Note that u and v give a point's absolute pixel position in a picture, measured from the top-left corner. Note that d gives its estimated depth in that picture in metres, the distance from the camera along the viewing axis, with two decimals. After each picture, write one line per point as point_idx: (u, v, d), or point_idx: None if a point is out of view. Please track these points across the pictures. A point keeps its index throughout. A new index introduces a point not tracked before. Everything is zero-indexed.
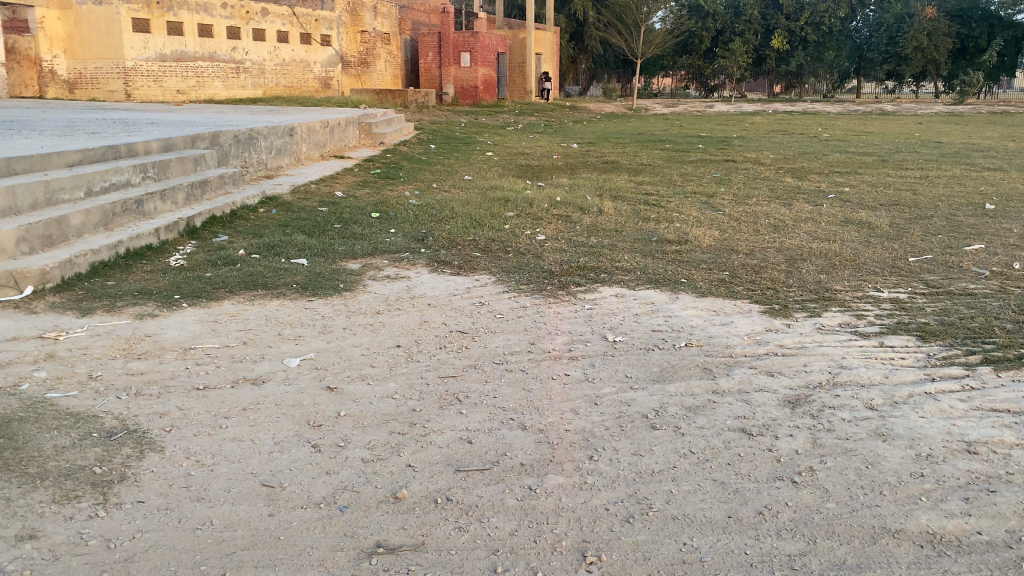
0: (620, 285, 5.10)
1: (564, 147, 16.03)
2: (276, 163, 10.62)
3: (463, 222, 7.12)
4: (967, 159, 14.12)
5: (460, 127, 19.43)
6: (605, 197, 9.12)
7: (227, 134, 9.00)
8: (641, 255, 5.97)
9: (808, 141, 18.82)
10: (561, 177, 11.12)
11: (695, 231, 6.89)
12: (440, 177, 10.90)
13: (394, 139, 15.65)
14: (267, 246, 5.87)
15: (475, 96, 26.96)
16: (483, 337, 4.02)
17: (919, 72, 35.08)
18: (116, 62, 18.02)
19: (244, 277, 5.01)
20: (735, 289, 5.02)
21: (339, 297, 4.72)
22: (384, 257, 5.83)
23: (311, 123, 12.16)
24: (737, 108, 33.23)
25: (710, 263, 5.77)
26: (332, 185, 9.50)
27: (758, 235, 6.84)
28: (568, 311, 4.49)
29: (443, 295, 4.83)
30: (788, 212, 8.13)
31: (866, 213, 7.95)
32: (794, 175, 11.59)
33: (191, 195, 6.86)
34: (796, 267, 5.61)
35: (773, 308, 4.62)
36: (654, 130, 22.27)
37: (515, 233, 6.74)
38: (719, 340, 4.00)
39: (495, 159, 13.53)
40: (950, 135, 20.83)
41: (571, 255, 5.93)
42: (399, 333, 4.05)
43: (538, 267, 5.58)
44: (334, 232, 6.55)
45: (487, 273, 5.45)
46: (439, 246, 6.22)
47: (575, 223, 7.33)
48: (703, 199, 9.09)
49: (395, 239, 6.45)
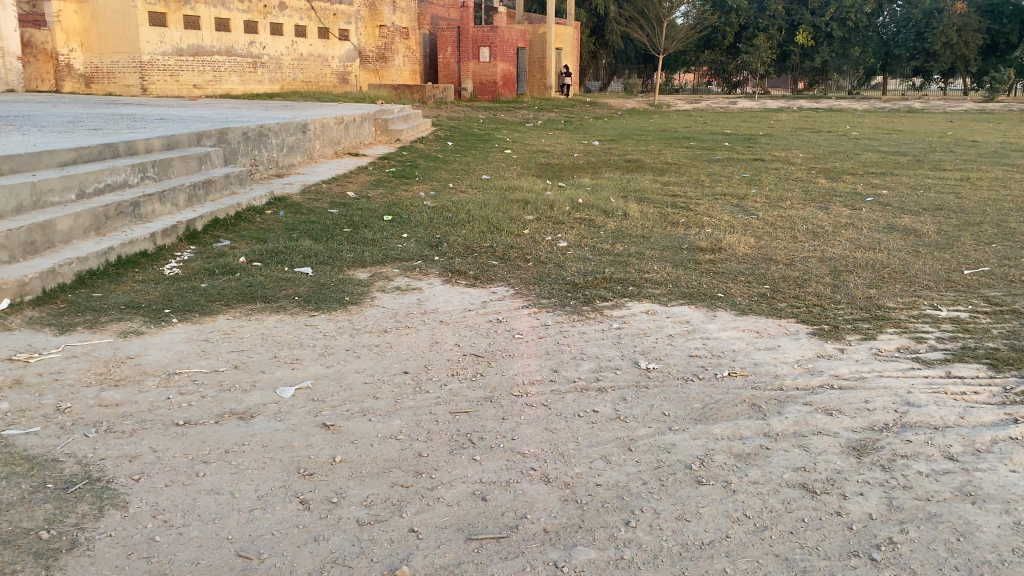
0: (651, 300, 4.67)
1: (584, 145, 15.60)
2: (288, 161, 10.25)
3: (480, 227, 6.72)
4: (1006, 160, 13.55)
5: (478, 123, 19.03)
6: (630, 198, 8.69)
7: (236, 131, 8.64)
8: (671, 264, 5.54)
9: (837, 139, 18.28)
10: (583, 176, 10.70)
11: (728, 238, 6.45)
12: (457, 176, 10.49)
13: (411, 136, 15.25)
14: (270, 253, 5.49)
15: (494, 92, 26.55)
16: (500, 362, 3.60)
17: (947, 68, 34.30)
18: (132, 56, 17.75)
19: (242, 288, 4.63)
20: (777, 306, 4.59)
21: (344, 313, 4.33)
22: (395, 265, 5.44)
23: (325, 120, 11.79)
24: (760, 105, 32.65)
25: (747, 274, 5.34)
26: (345, 185, 9.12)
27: (797, 242, 6.38)
28: (595, 331, 4.07)
29: (458, 311, 4.43)
30: (825, 216, 7.68)
31: (910, 219, 7.47)
32: (826, 176, 11.10)
33: (193, 197, 6.50)
34: (841, 280, 5.17)
35: (821, 330, 4.17)
36: (677, 127, 21.76)
37: (536, 239, 6.34)
38: (765, 369, 3.56)
39: (514, 157, 13.13)
40: (984, 134, 20.23)
41: (597, 264, 5.52)
42: (407, 357, 3.65)
43: (561, 277, 5.17)
44: (343, 237, 6.16)
45: (506, 284, 5.04)
46: (455, 253, 5.82)
47: (599, 227, 6.92)
48: (734, 201, 8.64)
49: (408, 244, 6.07)
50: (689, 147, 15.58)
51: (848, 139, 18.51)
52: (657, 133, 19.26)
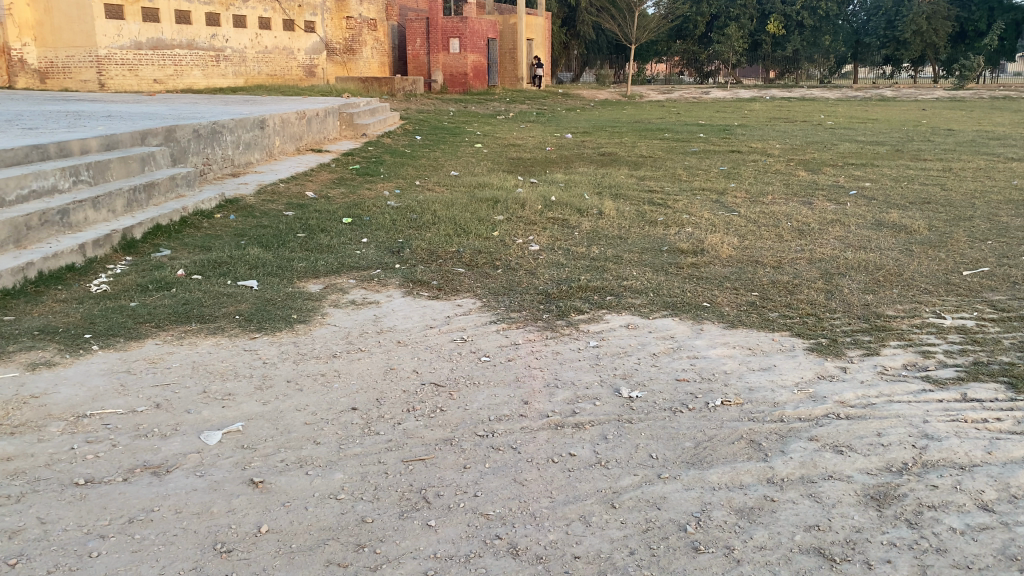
0: (632, 312, 4.26)
1: (557, 138, 15.17)
2: (245, 159, 9.70)
3: (446, 229, 6.28)
4: (985, 149, 13.29)
5: (449, 117, 18.54)
6: (606, 195, 8.28)
7: (186, 128, 8.11)
8: (650, 269, 5.14)
9: (811, 128, 18.03)
10: (556, 171, 10.28)
11: (710, 238, 6.05)
12: (424, 173, 10.02)
13: (378, 130, 14.71)
14: (213, 264, 5.00)
15: (464, 84, 26.05)
16: (464, 393, 3.17)
17: (917, 57, 34.29)
18: (88, 51, 17.03)
19: (176, 307, 4.15)
20: (768, 317, 4.19)
21: (291, 335, 3.88)
22: (352, 275, 4.98)
23: (285, 115, 11.23)
24: (732, 94, 32.43)
25: (733, 278, 4.95)
26: (304, 185, 8.62)
27: (784, 242, 6.01)
28: (570, 352, 3.65)
29: (417, 329, 3.98)
30: (810, 212, 7.33)
31: (898, 214, 7.12)
32: (806, 168, 10.75)
33: (133, 201, 5.99)
34: (835, 285, 4.79)
35: (819, 345, 3.78)
36: (651, 118, 21.40)
37: (506, 243, 5.90)
38: (761, 397, 3.16)
39: (483, 151, 12.67)
40: (959, 122, 20.11)
41: (572, 270, 5.09)
42: (357, 388, 3.21)
43: (533, 286, 4.73)
44: (296, 243, 5.68)
45: (472, 295, 4.60)
46: (418, 260, 5.37)
47: (572, 228, 6.50)
48: (713, 197, 8.25)
49: (367, 250, 5.61)
50: (664, 139, 15.20)
51: (822, 129, 18.24)
52: (630, 124, 18.89)
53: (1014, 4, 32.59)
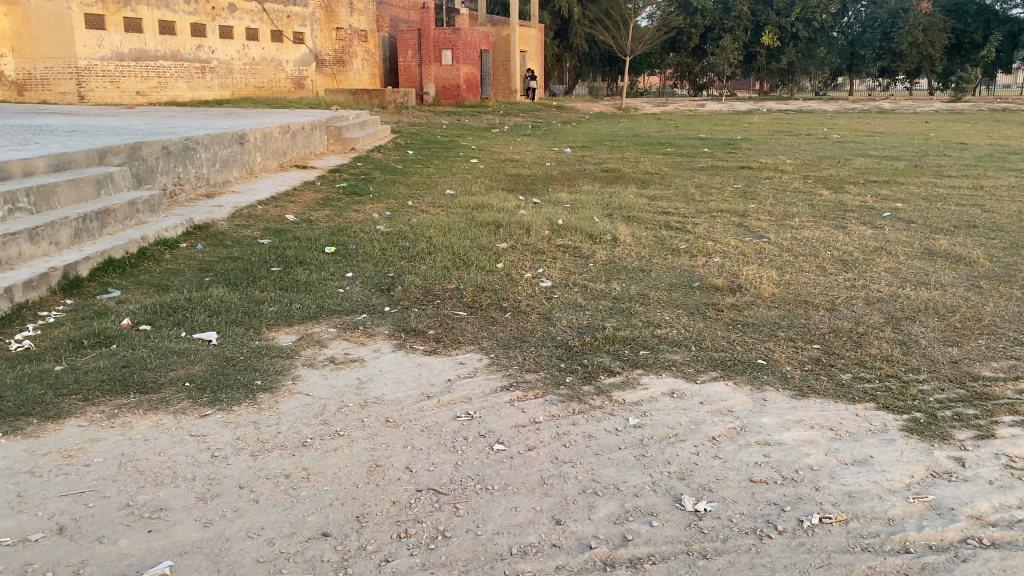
0: (673, 374, 3.49)
1: (556, 152, 14.43)
2: (221, 176, 8.91)
3: (443, 260, 5.51)
4: (1008, 164, 12.62)
5: (442, 130, 17.80)
6: (617, 217, 7.54)
7: (152, 145, 7.32)
8: (685, 313, 4.38)
9: (817, 142, 17.37)
10: (559, 190, 9.52)
11: (746, 271, 5.30)
12: (417, 192, 9.26)
13: (367, 145, 13.93)
14: (168, 309, 4.20)
15: (457, 96, 25.33)
16: (476, 503, 2.40)
17: (914, 68, 33.71)
18: (66, 62, 16.18)
19: (112, 372, 3.35)
20: (841, 380, 3.43)
21: (252, 411, 3.10)
22: (331, 322, 4.19)
23: (267, 128, 10.45)
24: (728, 106, 31.81)
25: (785, 324, 4.19)
26: (285, 206, 7.83)
27: (830, 277, 5.26)
28: (606, 434, 2.88)
29: (410, 400, 3.19)
30: (847, 238, 6.59)
31: (947, 240, 6.38)
32: (825, 186, 10.02)
33: (82, 230, 5.19)
34: (908, 335, 4.03)
35: (917, 422, 3.00)
36: (650, 131, 20.72)
37: (512, 277, 5.13)
38: (870, 509, 2.39)
39: (478, 167, 11.91)
40: (968, 135, 19.47)
41: (592, 315, 4.32)
42: (332, 498, 2.43)
43: (549, 336, 3.96)
44: (269, 280, 4.89)
45: (477, 348, 3.82)
46: (411, 300, 4.58)
47: (585, 258, 5.74)
48: (735, 220, 7.49)
49: (352, 289, 4.82)
50: (668, 154, 14.46)
51: (828, 142, 17.54)
52: (629, 138, 18.18)
53: (1011, 15, 32.09)
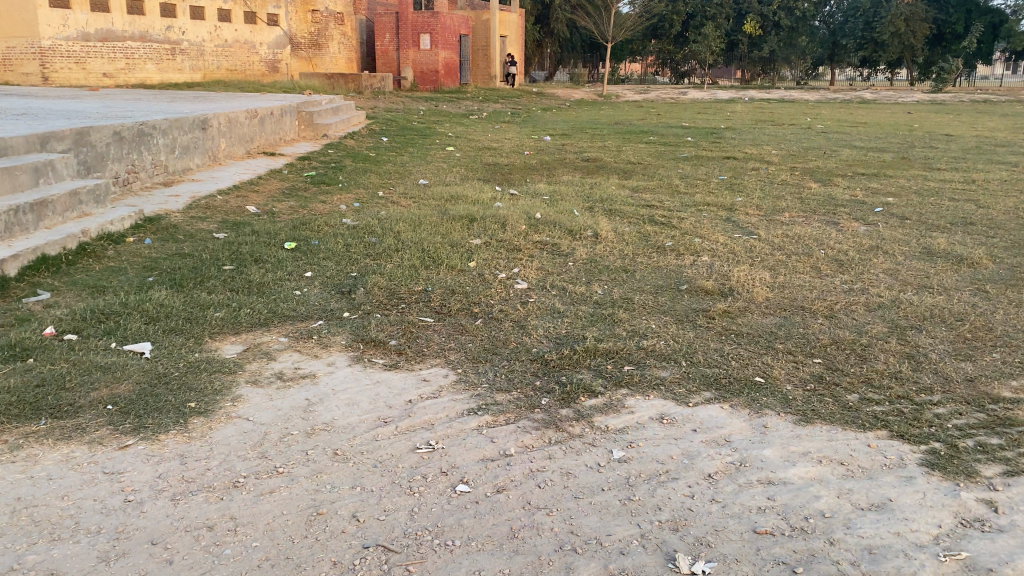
0: (662, 396, 3.12)
1: (536, 140, 14.04)
2: (182, 164, 8.43)
3: (411, 258, 5.11)
4: (997, 157, 12.36)
5: (419, 116, 17.34)
6: (599, 210, 7.17)
7: (103, 130, 6.84)
8: (672, 321, 4.02)
9: (801, 132, 17.09)
10: (538, 180, 9.14)
11: (737, 272, 4.96)
12: (388, 182, 8.83)
13: (340, 131, 13.45)
14: (99, 314, 3.77)
15: (436, 82, 24.78)
16: (432, 566, 2.02)
17: (895, 59, 33.56)
18: (30, 41, 15.43)
19: (23, 392, 2.93)
20: (847, 403, 3.08)
21: (180, 441, 2.69)
22: (282, 330, 3.79)
23: (233, 113, 9.96)
24: (709, 95, 31.46)
25: (782, 335, 3.84)
26: (248, 196, 7.39)
27: (825, 279, 4.92)
28: (587, 472, 2.51)
29: (364, 427, 2.81)
30: (840, 235, 6.26)
31: (945, 239, 6.06)
32: (813, 179, 9.70)
33: (15, 224, 4.73)
34: (917, 347, 3.69)
35: (937, 456, 2.65)
36: (631, 119, 20.37)
37: (486, 278, 4.75)
38: (895, 570, 2.04)
39: (455, 155, 11.49)
40: (953, 126, 19.28)
41: (572, 323, 3.94)
42: (262, 558, 2.04)
43: (524, 348, 3.57)
44: (218, 280, 4.47)
45: (443, 362, 3.43)
46: (373, 304, 4.19)
47: (564, 256, 5.37)
48: (722, 214, 7.15)
49: (310, 291, 4.41)
50: (650, 143, 14.11)
51: (811, 132, 17.26)
52: (610, 126, 17.80)
53: (991, 6, 31.90)
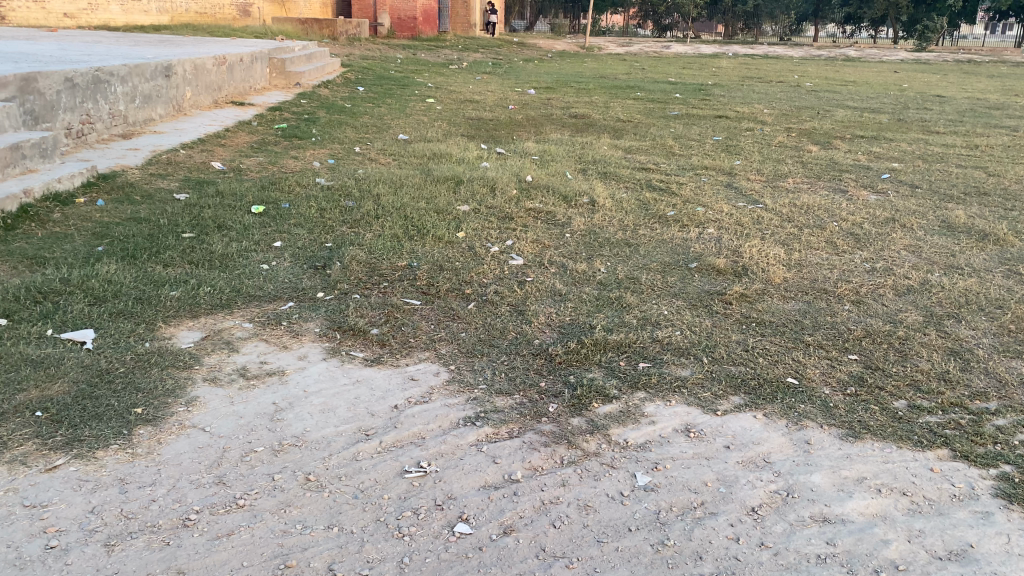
0: (686, 400, 2.72)
1: (520, 94, 13.47)
2: (143, 114, 7.83)
3: (393, 227, 4.65)
4: (993, 120, 12.01)
5: (397, 65, 16.64)
6: (592, 173, 6.72)
7: (53, 76, 6.22)
8: (686, 306, 3.60)
9: (790, 90, 16.62)
10: (525, 138, 8.63)
11: (749, 248, 4.56)
12: (366, 137, 8.29)
13: (314, 80, 12.78)
14: (37, 293, 3.28)
15: (413, 29, 23.57)
16: None
17: (879, 16, 32.94)
18: None
19: None
20: (897, 412, 2.69)
21: (122, 460, 2.25)
22: (247, 314, 3.33)
23: (199, 59, 9.30)
24: (693, 49, 30.80)
25: (809, 324, 3.45)
26: (214, 151, 6.83)
27: (843, 256, 4.53)
28: (609, 505, 2.11)
29: (342, 442, 2.39)
30: (850, 205, 5.86)
31: (962, 211, 5.69)
32: (811, 141, 9.29)
33: None
34: (960, 342, 3.31)
35: (1013, 483, 2.28)
36: (617, 73, 19.76)
37: (476, 251, 4.30)
38: None
39: (435, 109, 10.92)
40: (942, 86, 18.90)
41: (575, 307, 3.52)
42: None
43: (524, 339, 3.15)
44: (177, 251, 3.98)
45: (432, 356, 3.00)
46: (351, 283, 3.73)
47: (560, 226, 4.94)
48: (722, 180, 6.72)
49: (279, 265, 3.93)
50: (637, 99, 13.57)
51: (800, 91, 16.77)
52: (595, 80, 17.20)
53: None
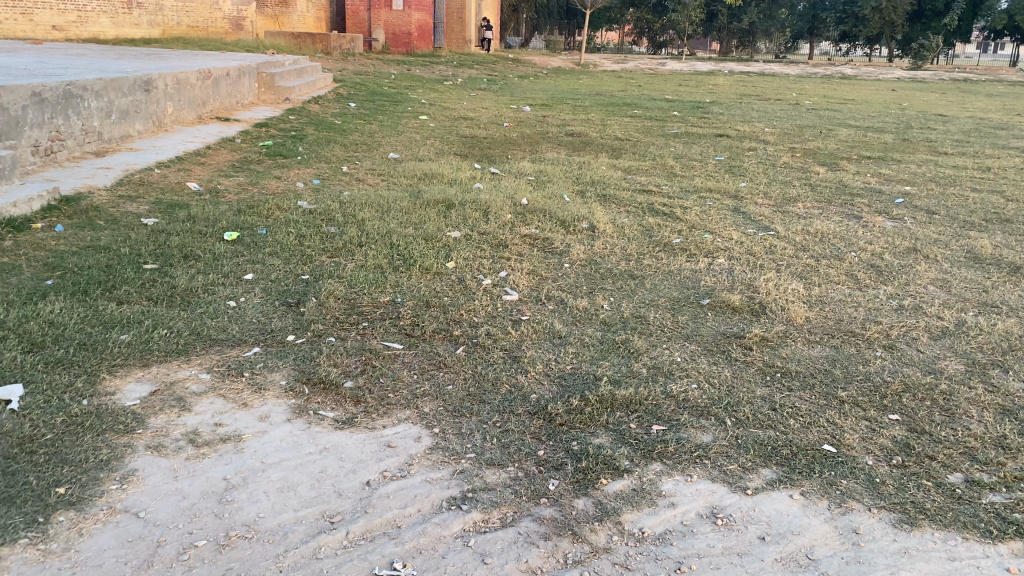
0: (709, 474, 2.33)
1: (515, 110, 13.15)
2: (119, 131, 7.45)
3: (376, 257, 4.26)
4: (1000, 141, 11.71)
5: (390, 80, 16.33)
6: (591, 196, 6.36)
7: (18, 90, 5.84)
8: (701, 353, 3.22)
9: (790, 108, 16.35)
10: (520, 157, 8.28)
11: (764, 282, 4.19)
12: (354, 155, 7.92)
13: (304, 94, 12.43)
14: None
15: (408, 44, 23.27)
16: None
17: (874, 35, 32.77)
18: None
19: None
20: (955, 489, 2.30)
21: (31, 560, 1.85)
22: (205, 362, 2.93)
23: (182, 73, 8.93)
24: (689, 66, 30.60)
25: (840, 374, 3.07)
26: (191, 171, 6.45)
27: (867, 291, 4.16)
28: None
29: (301, 534, 2.00)
30: (867, 232, 5.51)
31: (987, 240, 5.34)
32: (817, 161, 8.97)
33: None
34: (1014, 398, 2.93)
35: None
36: (613, 89, 19.47)
37: (467, 285, 3.92)
38: None
39: (427, 126, 10.57)
40: (942, 105, 18.64)
41: (577, 353, 3.13)
42: None
43: (520, 394, 2.76)
44: (134, 286, 3.58)
45: (415, 416, 2.60)
46: (326, 323, 3.34)
47: (558, 255, 4.56)
48: (728, 203, 6.36)
49: (248, 302, 3.54)
50: (634, 116, 13.24)
51: (800, 109, 16.50)
52: (591, 96, 16.90)
53: None
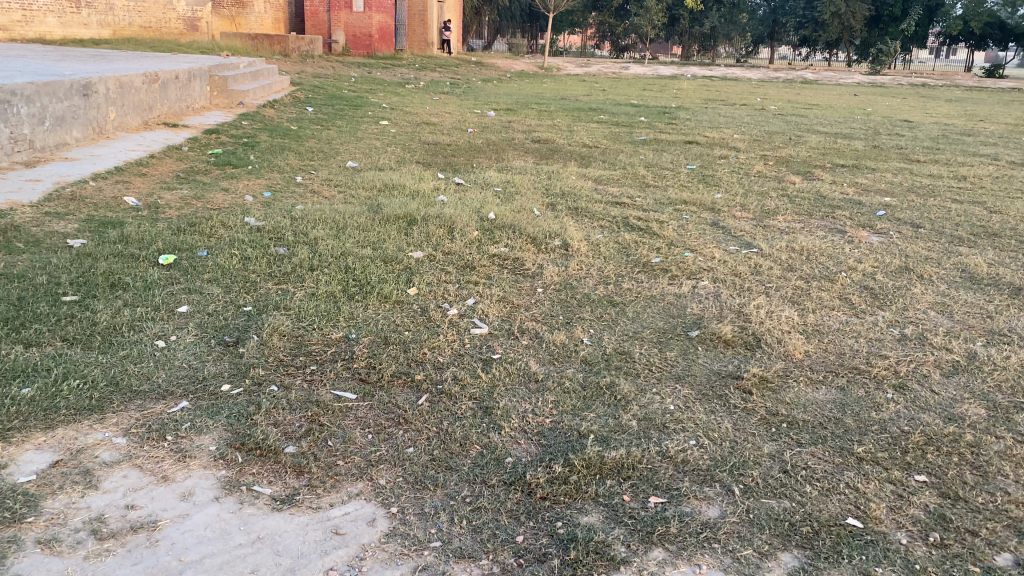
0: (722, 564, 1.96)
1: (479, 115, 12.76)
2: (55, 139, 6.91)
3: (327, 283, 3.84)
4: (970, 148, 11.59)
5: (349, 83, 15.84)
6: (562, 209, 5.99)
7: None
8: (696, 399, 2.84)
9: (757, 113, 16.17)
10: (485, 166, 7.89)
11: (755, 309, 3.84)
12: (310, 164, 7.46)
13: (259, 98, 11.90)
14: None
15: (368, 47, 22.80)
16: None
17: (834, 40, 32.90)
18: None
19: None
20: None
21: None
22: (122, 422, 2.49)
23: (127, 77, 8.39)
24: (652, 70, 30.43)
25: (853, 423, 2.72)
26: (131, 183, 5.95)
27: (866, 319, 3.83)
28: None
29: None
30: (854, 249, 5.21)
31: (981, 258, 5.06)
32: (791, 170, 8.70)
33: None
34: None
35: None
36: (578, 94, 19.19)
37: (431, 315, 3.51)
38: None
39: (388, 131, 10.13)
40: (905, 111, 18.64)
41: (557, 402, 2.74)
42: None
43: (494, 459, 2.35)
44: (45, 324, 3.11)
45: (370, 491, 2.19)
46: (269, 368, 2.91)
47: (530, 278, 4.18)
48: (707, 217, 6.04)
49: (180, 341, 3.10)
50: (601, 122, 12.94)
51: (766, 114, 16.35)
52: (556, 101, 16.58)
53: None
